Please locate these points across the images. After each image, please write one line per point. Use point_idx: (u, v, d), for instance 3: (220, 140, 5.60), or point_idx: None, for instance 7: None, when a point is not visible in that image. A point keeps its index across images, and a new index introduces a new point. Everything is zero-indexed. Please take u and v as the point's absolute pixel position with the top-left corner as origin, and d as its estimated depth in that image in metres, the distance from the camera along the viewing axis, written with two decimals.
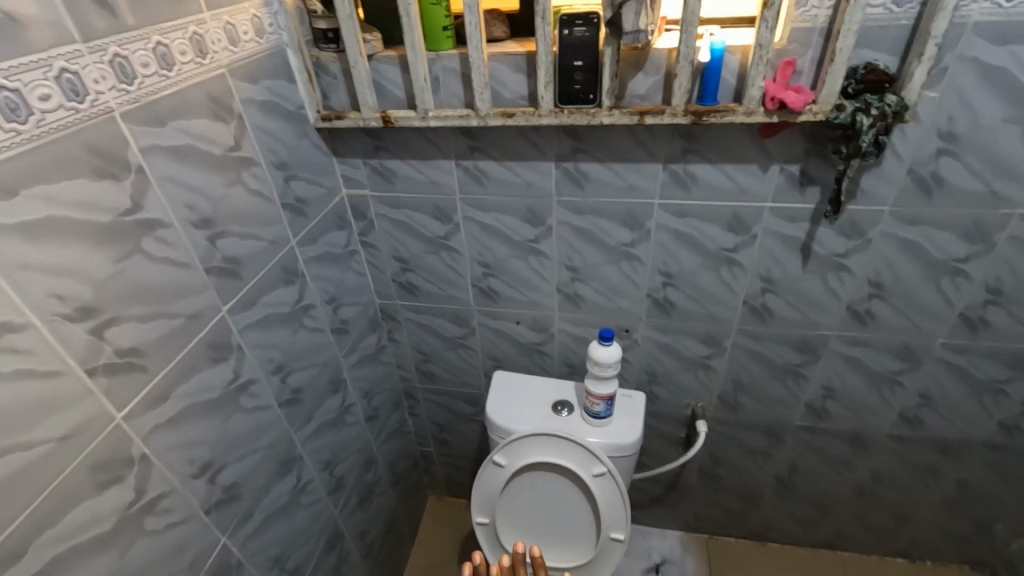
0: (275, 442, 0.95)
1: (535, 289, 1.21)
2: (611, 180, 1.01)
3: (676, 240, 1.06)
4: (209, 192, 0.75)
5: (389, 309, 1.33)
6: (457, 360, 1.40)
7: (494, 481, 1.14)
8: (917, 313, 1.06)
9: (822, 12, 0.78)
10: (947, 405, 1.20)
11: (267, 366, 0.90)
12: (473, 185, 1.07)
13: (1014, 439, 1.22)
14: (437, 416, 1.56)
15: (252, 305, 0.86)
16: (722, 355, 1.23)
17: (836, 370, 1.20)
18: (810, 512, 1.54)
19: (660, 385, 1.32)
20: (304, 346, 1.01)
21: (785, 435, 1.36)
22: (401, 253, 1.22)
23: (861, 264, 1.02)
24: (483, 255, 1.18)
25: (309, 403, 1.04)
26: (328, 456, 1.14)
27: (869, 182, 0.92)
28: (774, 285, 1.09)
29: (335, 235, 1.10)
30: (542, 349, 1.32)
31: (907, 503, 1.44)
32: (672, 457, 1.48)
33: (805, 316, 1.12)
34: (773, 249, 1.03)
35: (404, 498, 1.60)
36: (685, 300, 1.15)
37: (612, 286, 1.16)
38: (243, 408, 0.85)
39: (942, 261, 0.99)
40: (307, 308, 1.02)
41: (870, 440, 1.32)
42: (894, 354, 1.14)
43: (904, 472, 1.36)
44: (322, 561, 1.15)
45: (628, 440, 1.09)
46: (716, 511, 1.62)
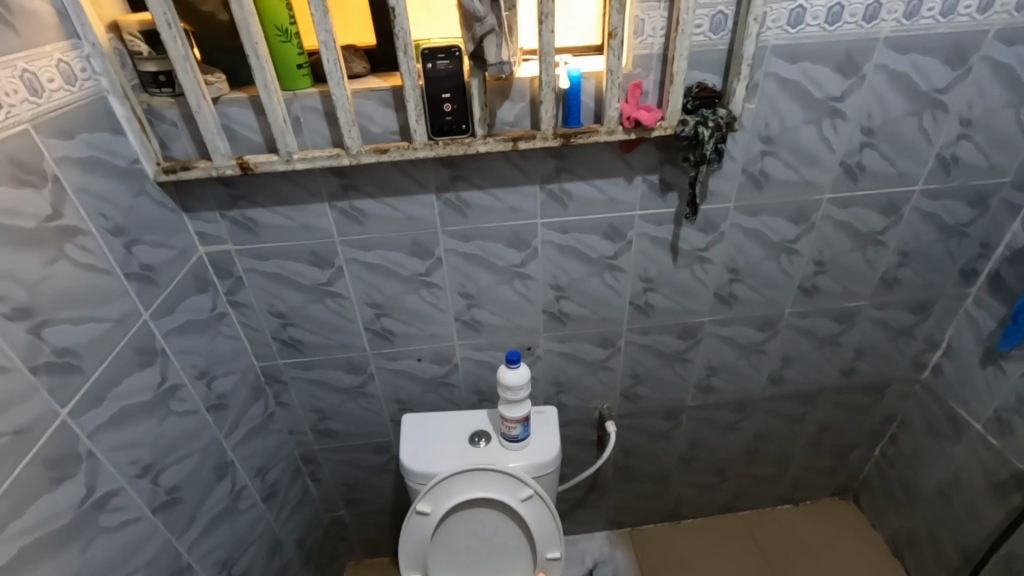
0: (154, 557, 0.79)
1: (433, 322, 1.18)
2: (493, 204, 1.02)
3: (562, 254, 1.11)
4: (24, 275, 0.61)
5: (272, 370, 1.20)
6: (358, 410, 1.31)
7: (421, 531, 1.07)
8: (767, 289, 1.23)
9: (657, 39, 0.88)
10: (801, 363, 1.40)
11: (132, 470, 0.76)
12: (352, 225, 1.02)
13: (852, 380, 1.47)
14: (345, 474, 1.44)
15: (102, 400, 0.71)
16: (618, 355, 1.30)
17: (713, 350, 1.33)
18: (711, 481, 1.69)
19: (567, 394, 1.36)
20: (176, 435, 0.86)
21: (681, 417, 1.48)
22: (279, 307, 1.11)
23: (719, 253, 1.16)
24: (373, 295, 1.12)
25: (191, 499, 0.89)
26: (223, 554, 0.98)
27: (715, 183, 1.05)
28: (653, 283, 1.18)
29: (196, 299, 0.97)
30: (448, 381, 1.28)
31: (784, 453, 1.65)
32: (587, 461, 1.53)
33: (682, 307, 1.23)
34: (647, 251, 1.13)
35: (319, 575, 1.44)
36: (578, 309, 1.20)
37: (509, 307, 1.17)
38: (105, 528, 0.70)
39: (779, 243, 1.16)
40: (174, 388, 0.87)
41: (749, 406, 1.49)
42: (756, 327, 1.30)
43: (778, 426, 1.56)
44: None
45: (548, 456, 1.10)
46: (633, 501, 1.70)
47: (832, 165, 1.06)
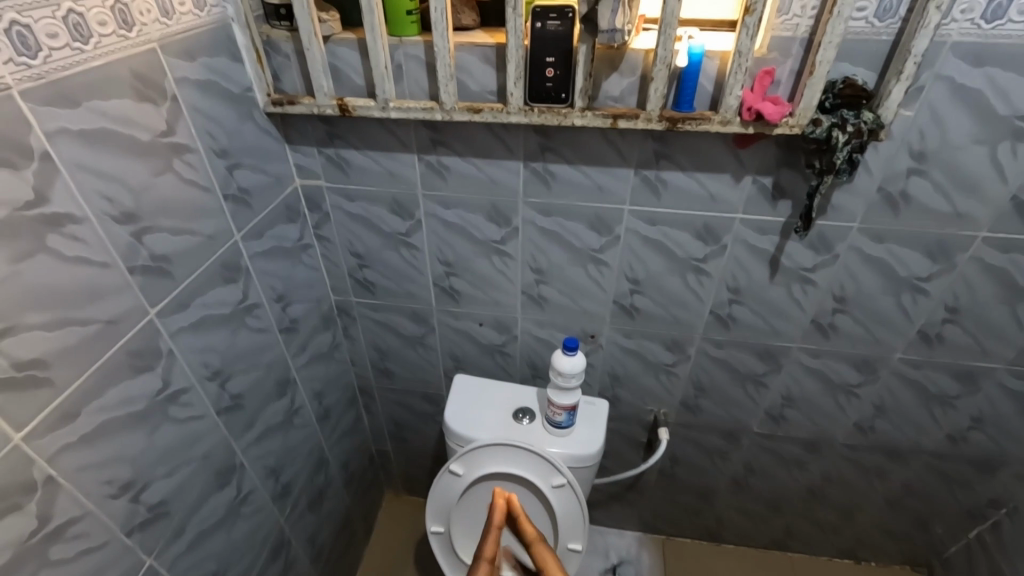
0: (211, 453, 0.88)
1: (499, 290, 1.17)
2: (580, 182, 0.97)
3: (645, 247, 1.03)
4: (134, 182, 0.67)
5: (345, 304, 1.27)
6: (416, 359, 1.35)
7: (450, 489, 1.10)
8: (877, 327, 1.07)
9: (804, 21, 0.76)
10: (899, 416, 1.22)
11: (204, 372, 0.83)
12: (436, 180, 1.01)
13: (959, 449, 1.27)
14: (396, 414, 1.51)
15: (186, 306, 0.78)
16: (685, 362, 1.22)
17: (796, 379, 1.20)
18: (763, 513, 1.57)
19: (623, 390, 1.31)
20: (247, 349, 0.94)
21: (743, 441, 1.37)
22: (359, 247, 1.15)
23: (826, 277, 1.02)
24: (446, 253, 1.12)
25: (252, 408, 0.98)
26: (274, 462, 1.08)
27: (839, 197, 0.91)
28: (740, 295, 1.07)
29: (285, 227, 1.03)
30: (505, 350, 1.28)
31: (855, 506, 1.49)
32: (631, 460, 1.48)
33: (769, 327, 1.11)
34: (741, 259, 1.02)
35: (359, 498, 1.56)
36: (651, 306, 1.13)
37: (578, 290, 1.13)
38: (173, 419, 0.78)
39: (904, 277, 0.99)
40: (252, 306, 0.94)
41: (824, 447, 1.34)
42: (852, 367, 1.15)
43: (854, 477, 1.40)
44: (264, 573, 1.09)
45: (588, 450, 1.06)
46: (673, 511, 1.64)
47: (997, 199, 0.87)
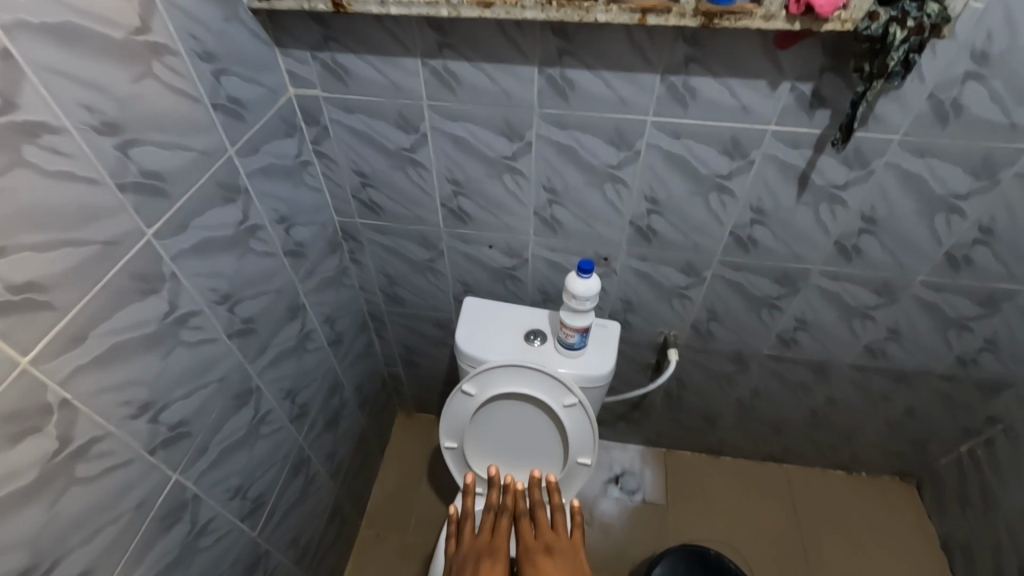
0: (226, 376, 0.87)
1: (510, 212, 1.12)
2: (600, 92, 0.88)
3: (667, 164, 0.97)
4: (113, 88, 0.61)
5: (350, 228, 1.22)
6: (425, 283, 1.33)
7: (463, 409, 1.11)
8: (903, 249, 1.03)
9: None
10: (911, 339, 1.22)
11: (211, 296, 0.81)
12: (442, 90, 0.93)
13: (967, 371, 1.27)
14: (405, 338, 1.52)
15: (186, 227, 0.74)
16: (699, 286, 1.19)
17: (812, 303, 1.18)
18: (764, 430, 1.63)
19: (634, 314, 1.30)
20: (253, 273, 0.91)
21: (751, 363, 1.38)
22: (362, 167, 1.09)
23: (857, 196, 0.96)
24: (454, 172, 1.06)
25: (263, 332, 0.97)
26: (289, 384, 1.08)
27: (884, 106, 0.83)
28: (764, 216, 1.02)
29: (282, 143, 0.96)
30: (515, 275, 1.26)
31: (855, 424, 1.53)
32: (638, 382, 1.50)
33: (791, 250, 1.07)
34: (769, 178, 0.96)
35: (374, 417, 1.61)
36: (668, 229, 1.08)
37: (593, 211, 1.08)
38: (185, 342, 0.77)
39: (942, 196, 0.93)
40: (255, 228, 0.90)
41: (833, 370, 1.35)
42: (871, 291, 1.13)
43: (858, 398, 1.43)
44: (287, 487, 1.13)
45: (600, 371, 1.06)
46: (676, 428, 1.70)
47: None
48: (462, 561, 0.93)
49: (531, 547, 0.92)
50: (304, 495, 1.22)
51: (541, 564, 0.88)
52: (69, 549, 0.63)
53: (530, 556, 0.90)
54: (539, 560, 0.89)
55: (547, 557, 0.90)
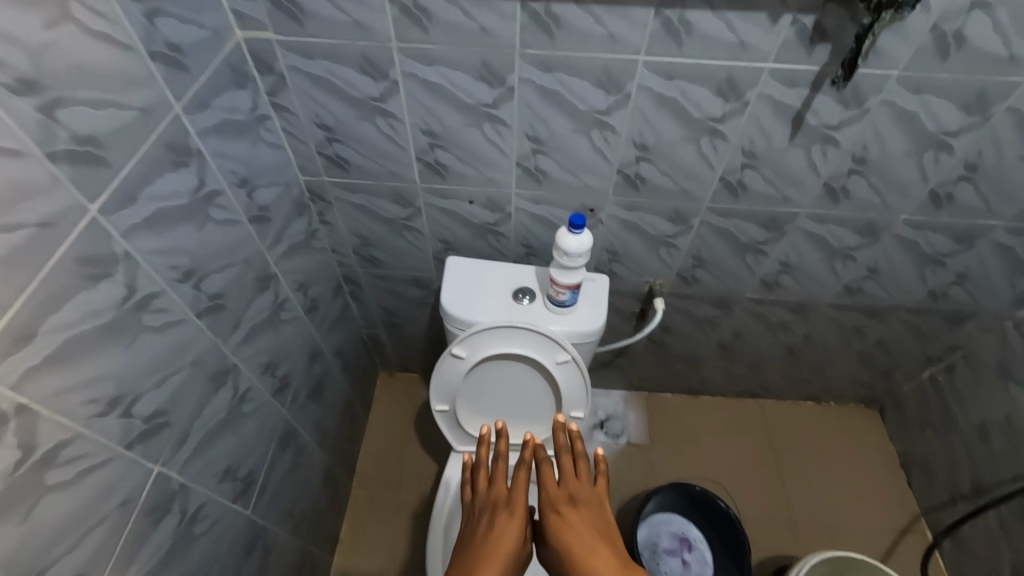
0: (200, 358, 0.81)
1: (491, 164, 1.05)
2: (588, 29, 0.81)
3: (658, 107, 0.91)
4: (23, 37, 0.51)
5: (317, 187, 1.13)
6: (402, 242, 1.26)
7: (455, 371, 1.08)
8: (890, 189, 1.02)
9: None
10: (888, 276, 1.25)
11: (173, 274, 0.73)
12: (413, 30, 0.83)
13: (937, 304, 1.32)
14: (384, 299, 1.46)
15: (135, 199, 0.66)
16: (687, 234, 1.17)
17: (797, 246, 1.18)
18: (742, 369, 1.68)
19: (620, 265, 1.27)
20: (216, 244, 0.83)
21: (733, 306, 1.39)
22: (326, 119, 0.99)
23: (850, 136, 0.93)
24: (429, 122, 0.97)
25: (235, 306, 0.90)
26: (267, 357, 1.03)
27: (886, 40, 0.79)
28: (755, 160, 0.99)
29: (233, 95, 0.85)
30: (498, 230, 1.20)
31: (827, 358, 1.59)
32: (623, 330, 1.50)
33: (780, 194, 1.05)
34: (763, 119, 0.92)
35: (357, 381, 1.57)
36: (657, 176, 1.04)
37: (580, 161, 1.02)
38: (150, 327, 0.70)
39: (933, 134, 0.92)
40: (213, 195, 0.82)
41: (812, 309, 1.38)
42: (855, 232, 1.13)
43: (833, 334, 1.47)
44: (278, 460, 1.09)
45: (592, 327, 1.04)
46: (658, 372, 1.73)
47: None
48: (477, 514, 0.85)
49: (553, 495, 0.84)
50: (295, 466, 1.19)
51: (565, 515, 0.80)
52: (53, 560, 0.58)
53: (552, 507, 0.82)
54: (564, 511, 0.81)
55: (571, 507, 0.81)
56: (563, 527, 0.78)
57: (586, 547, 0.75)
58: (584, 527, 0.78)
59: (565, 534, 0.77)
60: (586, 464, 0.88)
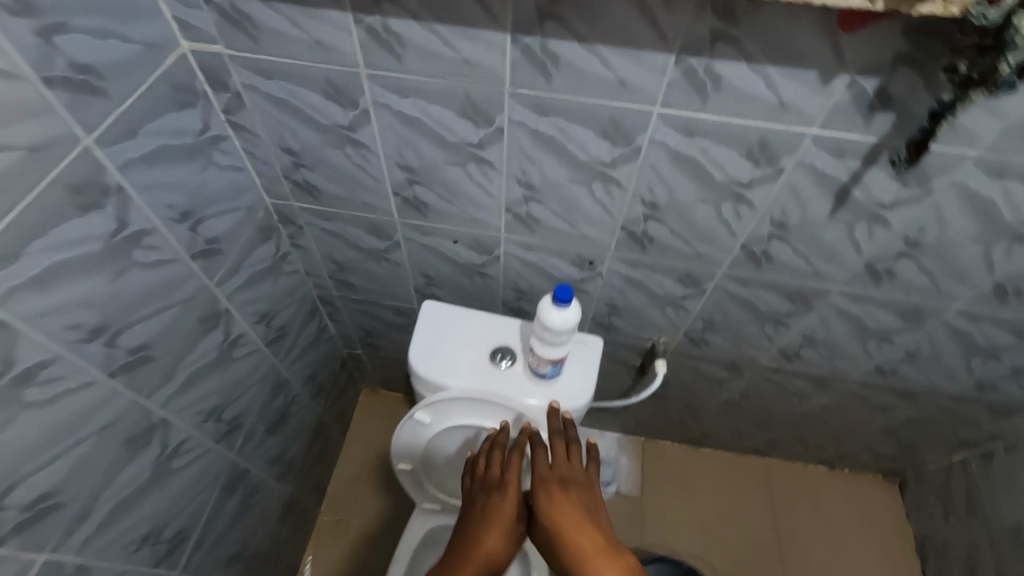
0: (116, 421, 0.71)
1: (477, 205, 0.91)
2: (594, 71, 0.66)
3: (673, 165, 0.76)
4: None
5: (286, 211, 1.01)
6: (380, 272, 1.14)
7: (415, 437, 0.96)
8: (946, 275, 0.86)
9: None
10: (929, 362, 1.08)
11: (74, 335, 0.63)
12: (384, 56, 0.69)
13: (982, 394, 1.15)
14: (364, 323, 1.35)
15: (17, 257, 0.55)
16: (698, 296, 1.02)
17: (825, 321, 1.02)
18: (750, 428, 1.53)
19: (620, 318, 1.13)
20: (141, 291, 0.72)
21: (746, 371, 1.24)
22: (291, 143, 0.86)
23: (904, 217, 0.77)
24: (406, 156, 0.84)
25: (168, 355, 0.79)
26: (213, 402, 0.92)
27: (968, 115, 0.63)
28: (785, 231, 0.83)
29: (177, 118, 0.73)
30: (485, 271, 1.07)
31: (847, 429, 1.43)
32: (620, 380, 1.36)
33: (811, 268, 0.89)
34: (799, 188, 0.76)
35: (331, 404, 1.47)
36: (668, 236, 0.89)
37: (579, 212, 0.88)
38: (35, 402, 0.59)
39: (1009, 224, 0.75)
40: (139, 235, 0.70)
41: (834, 383, 1.22)
42: (896, 314, 0.97)
43: (856, 407, 1.31)
44: (220, 509, 0.99)
45: (576, 404, 0.92)
46: (657, 419, 1.59)
47: None
48: (475, 497, 0.87)
49: (545, 478, 0.84)
50: (246, 508, 1.09)
51: (555, 498, 0.81)
52: None
53: (542, 490, 0.83)
54: (553, 493, 0.82)
55: (559, 488, 0.82)
56: (553, 513, 0.80)
57: (574, 530, 0.78)
58: (575, 513, 0.79)
59: (555, 517, 0.80)
60: (577, 447, 0.87)
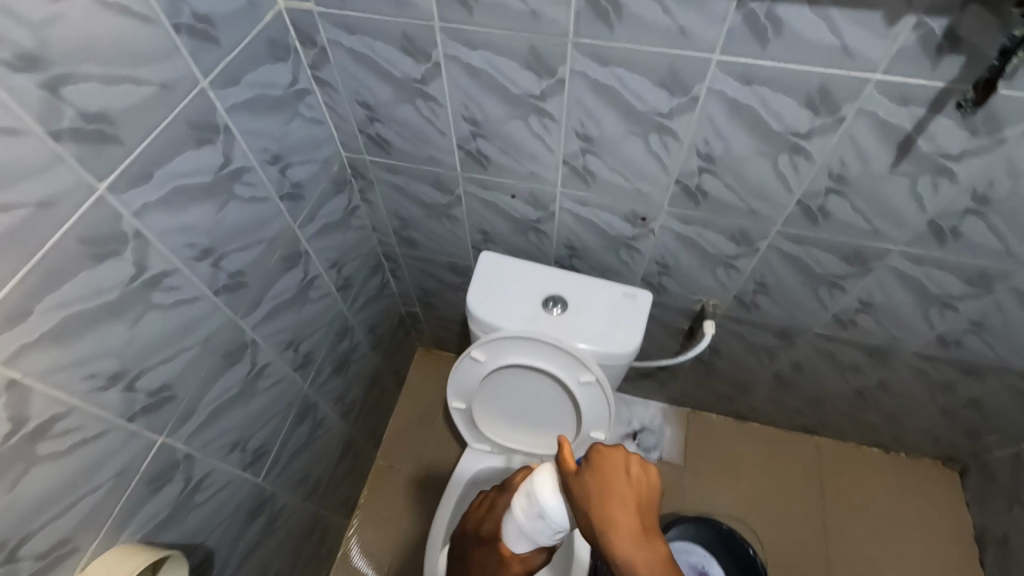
0: (216, 333, 0.81)
1: (536, 160, 0.96)
2: (654, 20, 0.69)
3: (731, 115, 0.78)
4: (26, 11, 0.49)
5: (359, 165, 1.10)
6: (441, 227, 1.21)
7: (472, 374, 1.04)
8: (1017, 236, 0.83)
9: None
10: (997, 333, 1.04)
11: (188, 253, 0.73)
12: (457, 10, 0.75)
13: None
14: (422, 280, 1.43)
15: (150, 177, 0.65)
16: (750, 256, 1.03)
17: (883, 285, 1.01)
18: (800, 405, 1.51)
19: (670, 279, 1.15)
20: (240, 222, 0.82)
21: (797, 339, 1.23)
22: (367, 98, 0.94)
23: (973, 169, 0.75)
24: (472, 110, 0.90)
25: (258, 283, 0.89)
26: (290, 334, 1.02)
27: None
28: (844, 185, 0.83)
29: (271, 69, 0.82)
30: (540, 228, 1.12)
31: (904, 410, 1.38)
32: (666, 346, 1.38)
33: (871, 226, 0.89)
34: (860, 138, 0.76)
35: (389, 356, 1.57)
36: (722, 191, 0.91)
37: (635, 165, 0.91)
38: (158, 305, 0.70)
39: None
40: (239, 172, 0.80)
41: (891, 355, 1.19)
42: (960, 278, 0.94)
43: (916, 386, 1.27)
44: (293, 433, 1.10)
45: (622, 349, 0.97)
46: (703, 392, 1.60)
47: None
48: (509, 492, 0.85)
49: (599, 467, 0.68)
50: (313, 437, 1.20)
51: (606, 472, 0.67)
52: (39, 526, 0.59)
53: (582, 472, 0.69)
54: (599, 473, 0.68)
55: (602, 477, 0.68)
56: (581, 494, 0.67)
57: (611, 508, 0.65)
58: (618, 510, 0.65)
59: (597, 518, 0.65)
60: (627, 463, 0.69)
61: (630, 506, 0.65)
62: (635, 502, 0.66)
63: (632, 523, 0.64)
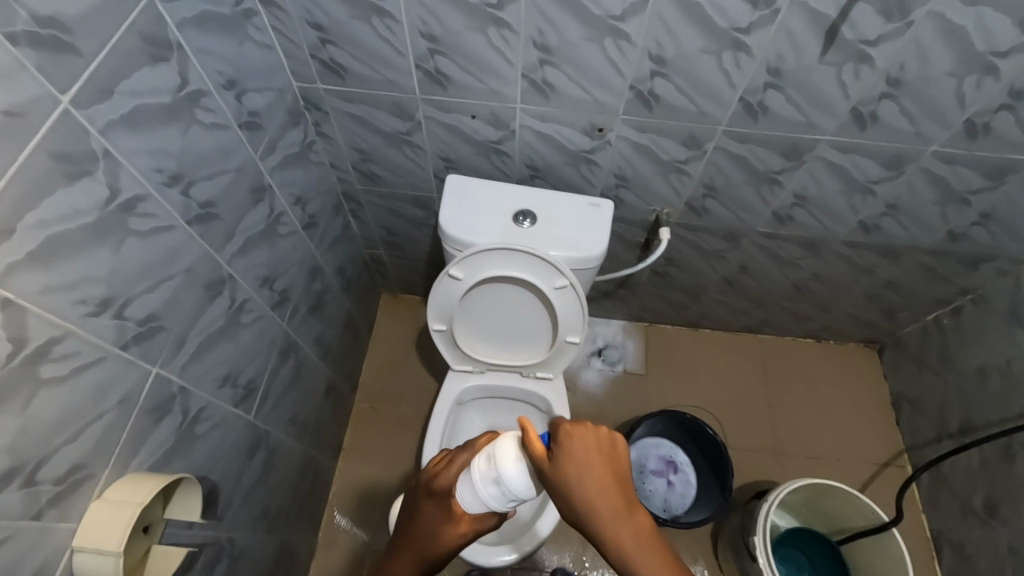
0: (196, 264, 0.81)
1: (495, 75, 0.98)
2: None
3: (680, 13, 0.83)
4: None
5: (312, 95, 1.07)
6: (402, 158, 1.21)
7: (451, 292, 1.08)
8: (923, 117, 0.95)
9: None
10: (907, 214, 1.19)
11: (159, 178, 0.71)
12: None
13: (956, 245, 1.27)
14: (384, 219, 1.43)
15: (112, 92, 0.62)
16: (699, 159, 1.11)
17: (815, 177, 1.12)
18: (745, 305, 1.66)
19: (628, 191, 1.22)
20: (205, 149, 0.80)
21: (742, 240, 1.35)
22: (318, 18, 0.91)
23: (888, 53, 0.85)
24: (429, 24, 0.90)
25: (228, 216, 0.88)
26: (264, 271, 1.02)
27: None
28: (780, 79, 0.91)
29: None
30: (501, 149, 1.14)
31: (833, 298, 1.56)
32: (626, 261, 1.47)
33: (804, 118, 0.98)
34: (794, 30, 0.83)
35: (358, 300, 1.58)
36: (673, 94, 0.97)
37: (591, 74, 0.95)
38: (137, 231, 0.68)
39: (980, 54, 0.83)
40: (198, 95, 0.77)
41: (822, 246, 1.33)
42: (878, 162, 1.06)
43: (843, 273, 1.43)
44: (277, 372, 1.11)
45: (591, 252, 1.03)
46: (660, 304, 1.72)
47: None
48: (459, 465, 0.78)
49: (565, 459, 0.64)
50: (297, 377, 1.21)
51: (577, 460, 0.64)
52: (52, 451, 0.59)
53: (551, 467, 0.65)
54: (571, 464, 0.64)
55: (573, 472, 0.64)
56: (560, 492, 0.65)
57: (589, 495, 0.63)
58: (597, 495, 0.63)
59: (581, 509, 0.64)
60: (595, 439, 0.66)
61: (609, 488, 0.64)
62: (616, 483, 0.64)
63: (615, 502, 0.63)
